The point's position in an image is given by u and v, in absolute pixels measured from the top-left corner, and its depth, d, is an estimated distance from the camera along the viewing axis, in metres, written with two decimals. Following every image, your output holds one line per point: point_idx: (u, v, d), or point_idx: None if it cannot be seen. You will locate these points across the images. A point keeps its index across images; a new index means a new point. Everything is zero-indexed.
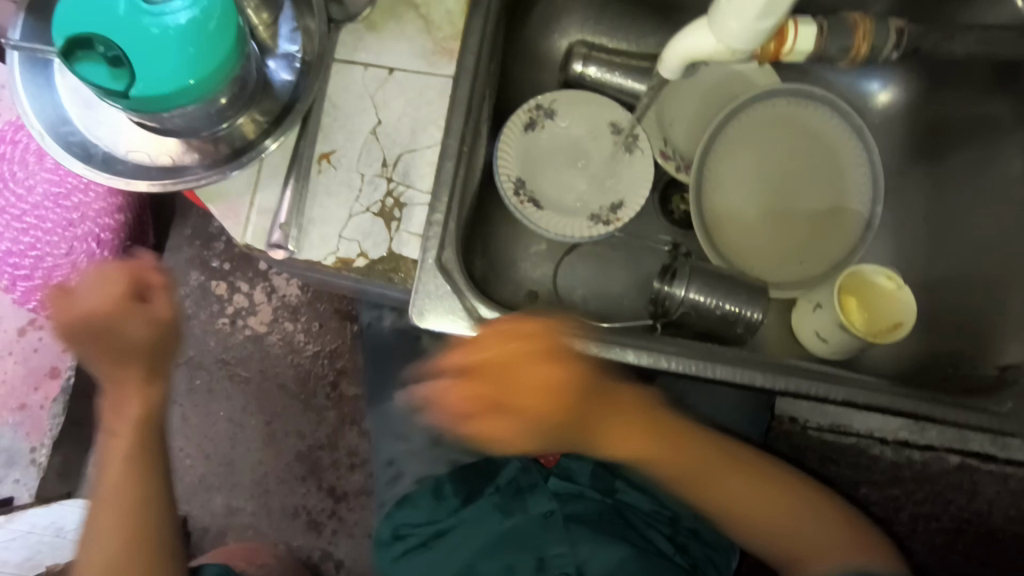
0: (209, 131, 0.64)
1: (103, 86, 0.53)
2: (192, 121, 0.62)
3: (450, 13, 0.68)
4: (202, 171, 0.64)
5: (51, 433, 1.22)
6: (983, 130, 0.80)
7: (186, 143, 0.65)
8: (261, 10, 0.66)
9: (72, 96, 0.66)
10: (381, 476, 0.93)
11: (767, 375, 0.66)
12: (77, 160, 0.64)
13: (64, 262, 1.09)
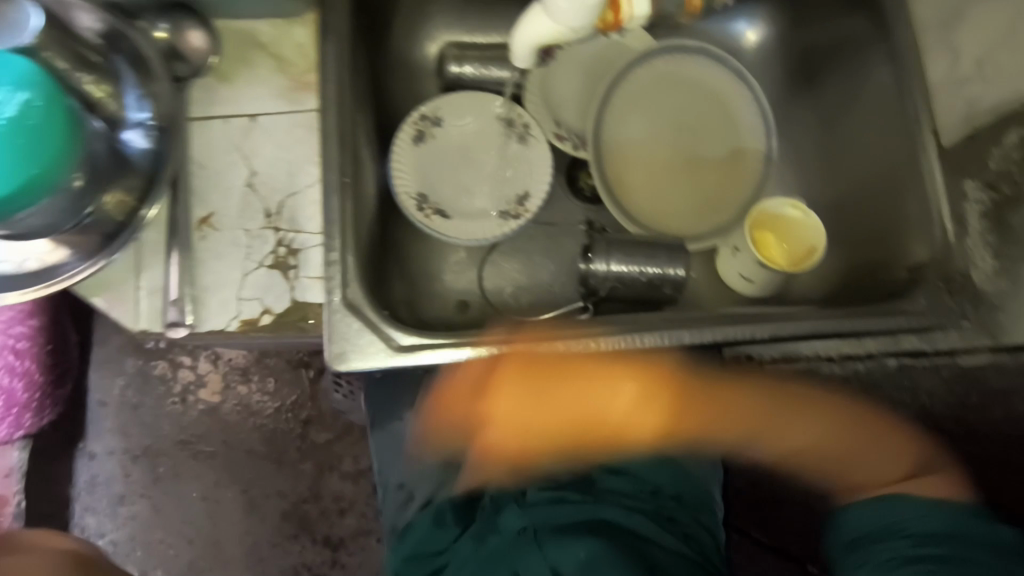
0: (73, 223, 0.59)
1: None
2: (51, 216, 0.57)
3: (301, 46, 0.67)
4: (74, 264, 0.59)
5: None
6: (846, 48, 0.81)
7: (53, 242, 0.60)
8: (100, 82, 0.62)
9: None
10: (389, 505, 0.86)
11: (694, 331, 0.70)
12: None
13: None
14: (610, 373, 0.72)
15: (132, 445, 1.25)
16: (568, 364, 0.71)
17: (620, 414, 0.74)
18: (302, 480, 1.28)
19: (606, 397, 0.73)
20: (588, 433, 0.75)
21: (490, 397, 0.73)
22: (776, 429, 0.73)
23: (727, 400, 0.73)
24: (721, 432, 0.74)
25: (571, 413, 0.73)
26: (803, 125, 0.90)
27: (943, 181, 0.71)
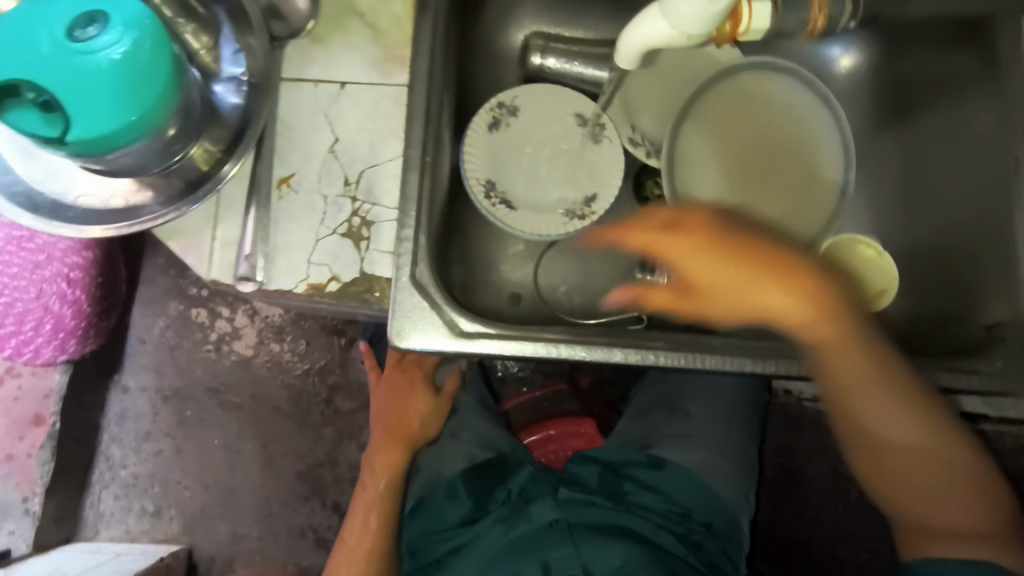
0: (161, 166, 0.62)
1: (39, 134, 0.51)
2: (141, 160, 0.59)
3: (397, 18, 0.67)
4: (158, 208, 0.62)
5: (42, 480, 1.19)
6: (949, 85, 0.78)
7: (138, 182, 0.63)
8: (200, 32, 0.63)
9: (11, 145, 0.63)
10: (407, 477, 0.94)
11: (760, 359, 0.65)
12: (24, 210, 0.61)
13: (35, 304, 1.11)
14: (756, 267, 0.59)
15: (164, 385, 1.30)
16: (740, 253, 0.58)
17: (770, 308, 0.60)
18: (322, 443, 1.30)
19: (735, 283, 0.59)
20: (778, 306, 0.59)
21: (650, 229, 0.60)
22: (862, 375, 0.62)
23: (844, 377, 0.62)
24: (835, 360, 0.61)
25: (712, 291, 0.59)
26: (887, 162, 0.86)
27: None
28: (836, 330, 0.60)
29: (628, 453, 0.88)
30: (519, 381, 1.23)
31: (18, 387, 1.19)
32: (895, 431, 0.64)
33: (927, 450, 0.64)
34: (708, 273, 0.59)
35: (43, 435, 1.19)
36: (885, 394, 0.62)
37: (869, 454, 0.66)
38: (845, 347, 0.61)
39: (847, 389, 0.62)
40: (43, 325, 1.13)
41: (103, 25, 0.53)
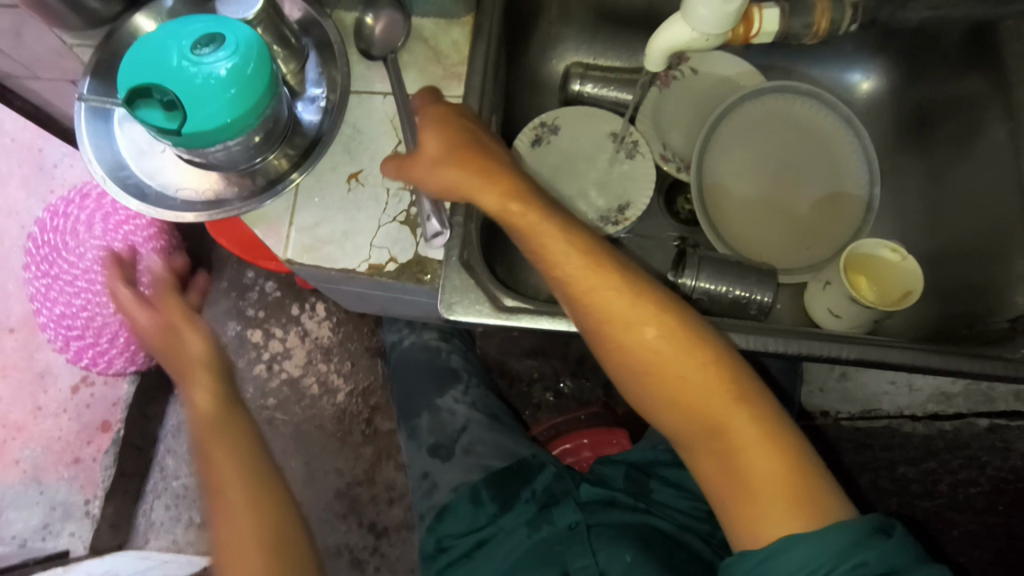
0: (247, 165, 0.72)
1: (159, 126, 0.63)
2: (233, 156, 0.70)
3: (456, 44, 0.77)
4: (240, 201, 0.72)
5: (103, 484, 1.28)
6: (965, 107, 0.82)
7: (225, 178, 0.74)
8: (289, 61, 0.75)
9: (129, 146, 0.75)
10: (416, 489, 0.98)
11: (780, 340, 0.69)
12: (134, 199, 0.72)
13: (112, 319, 1.28)
14: (682, 334, 0.64)
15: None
16: (639, 291, 0.66)
17: (666, 372, 0.64)
18: (361, 462, 1.36)
19: (657, 333, 0.65)
20: (642, 342, 0.65)
21: (441, 127, 0.68)
22: (686, 418, 0.64)
23: (695, 424, 0.64)
24: (686, 405, 0.64)
25: (629, 328, 0.65)
26: (908, 178, 0.91)
27: None
28: (731, 404, 0.63)
29: (654, 453, 0.94)
30: (553, 407, 1.28)
31: (91, 394, 1.32)
32: (778, 520, 0.58)
33: (744, 502, 0.60)
34: (495, 199, 0.66)
35: (109, 440, 1.31)
36: (730, 416, 0.62)
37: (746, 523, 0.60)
38: (739, 410, 0.62)
39: (711, 441, 0.63)
40: (117, 337, 1.29)
41: (217, 46, 0.64)
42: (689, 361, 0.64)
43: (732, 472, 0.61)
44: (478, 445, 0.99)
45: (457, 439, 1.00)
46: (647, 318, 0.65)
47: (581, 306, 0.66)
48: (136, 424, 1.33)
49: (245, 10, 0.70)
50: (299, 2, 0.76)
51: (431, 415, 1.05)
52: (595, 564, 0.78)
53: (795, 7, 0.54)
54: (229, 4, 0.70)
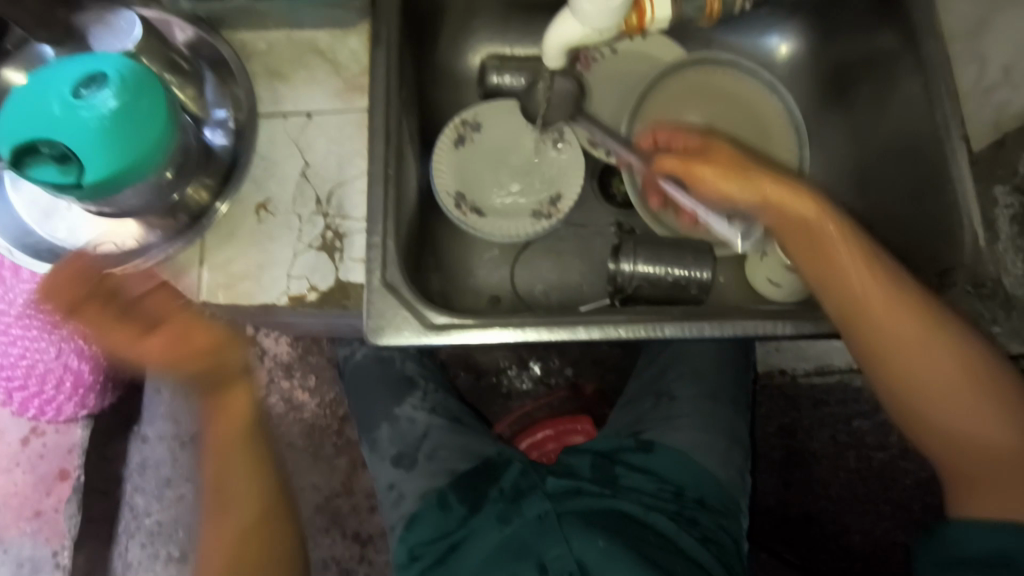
0: (163, 205, 0.67)
1: (55, 182, 0.56)
2: (146, 201, 0.65)
3: (354, 52, 0.73)
4: (163, 245, 0.68)
5: (72, 533, 1.20)
6: (885, 64, 0.80)
7: (144, 224, 0.69)
8: (185, 84, 0.69)
9: (29, 210, 0.69)
10: (385, 504, 0.93)
11: (715, 324, 0.71)
12: (49, 265, 0.67)
13: (54, 363, 1.05)
14: (931, 326, 0.64)
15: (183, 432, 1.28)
16: (899, 289, 0.65)
17: (920, 372, 0.64)
18: (336, 474, 1.29)
19: (894, 329, 0.65)
20: (887, 338, 0.65)
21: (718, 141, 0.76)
22: (948, 410, 0.64)
23: (934, 417, 0.65)
24: (940, 402, 0.64)
25: (878, 326, 0.65)
26: (835, 138, 0.90)
27: (972, 184, 0.70)
28: (983, 394, 0.63)
29: (617, 440, 0.92)
30: (523, 395, 1.24)
31: (43, 444, 1.16)
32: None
33: (987, 489, 0.62)
34: (779, 183, 0.70)
35: (68, 488, 1.18)
36: (982, 404, 0.63)
37: (968, 491, 0.63)
38: (993, 399, 0.63)
39: (950, 432, 0.64)
40: (64, 383, 1.09)
41: (102, 84, 0.57)
42: (880, 308, 0.65)
43: (937, 430, 0.65)
44: (442, 450, 0.94)
45: (420, 445, 0.94)
46: (854, 262, 0.66)
47: (818, 245, 0.68)
48: (97, 468, 1.24)
49: (123, 42, 0.64)
50: (189, 27, 0.70)
51: (390, 426, 0.98)
52: (565, 548, 0.78)
53: None
54: (103, 38, 0.64)
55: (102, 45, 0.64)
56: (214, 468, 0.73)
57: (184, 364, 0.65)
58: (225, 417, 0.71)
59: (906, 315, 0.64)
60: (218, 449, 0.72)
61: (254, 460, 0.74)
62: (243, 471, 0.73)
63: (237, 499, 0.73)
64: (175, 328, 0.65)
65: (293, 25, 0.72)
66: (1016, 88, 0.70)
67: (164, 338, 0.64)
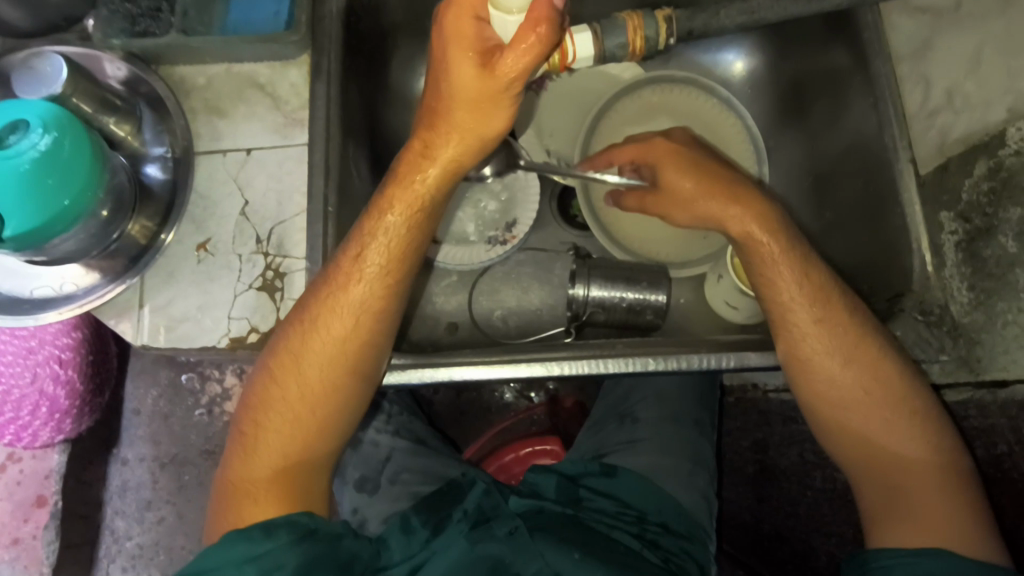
0: (101, 248, 0.67)
1: None
2: (81, 244, 0.65)
3: (294, 86, 0.72)
4: (101, 287, 0.67)
5: (49, 560, 1.15)
6: (833, 84, 0.78)
7: (83, 266, 0.68)
8: (123, 122, 0.69)
9: None
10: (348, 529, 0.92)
11: (660, 359, 0.69)
12: None
13: (29, 389, 1.04)
14: (858, 343, 0.65)
15: (162, 454, 1.25)
16: (825, 301, 0.66)
17: (842, 387, 0.66)
18: None
19: (823, 343, 0.65)
20: (816, 352, 0.65)
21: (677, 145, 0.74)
22: (862, 426, 0.66)
23: (851, 429, 0.66)
24: (859, 417, 0.66)
25: (807, 339, 0.66)
26: (791, 153, 0.88)
27: (921, 210, 0.68)
28: (898, 413, 0.65)
29: (583, 464, 0.88)
30: (504, 408, 1.23)
31: (19, 471, 1.13)
32: (927, 526, 0.61)
33: (891, 508, 0.64)
34: (729, 203, 0.68)
35: (47, 515, 1.15)
36: (894, 422, 0.65)
37: (889, 520, 0.63)
38: (906, 419, 0.65)
39: (866, 446, 0.66)
40: (39, 408, 1.06)
41: (25, 128, 0.57)
42: (825, 339, 0.66)
43: (871, 458, 0.66)
44: (405, 473, 0.94)
45: (382, 470, 0.94)
46: (807, 292, 0.66)
47: (762, 280, 0.67)
48: (75, 492, 1.21)
49: (50, 85, 0.63)
50: (121, 62, 0.69)
51: (354, 450, 0.95)
52: (542, 564, 0.73)
53: (605, 29, 0.54)
54: (30, 83, 0.63)
55: (28, 90, 0.63)
56: (303, 409, 0.66)
57: (354, 265, 0.64)
58: (270, 396, 0.66)
59: (846, 347, 0.65)
60: (274, 387, 0.66)
61: (335, 405, 0.67)
62: (293, 413, 0.66)
63: (267, 441, 0.66)
64: (381, 200, 0.64)
65: (231, 58, 0.71)
66: (961, 112, 0.67)
67: (372, 222, 0.64)
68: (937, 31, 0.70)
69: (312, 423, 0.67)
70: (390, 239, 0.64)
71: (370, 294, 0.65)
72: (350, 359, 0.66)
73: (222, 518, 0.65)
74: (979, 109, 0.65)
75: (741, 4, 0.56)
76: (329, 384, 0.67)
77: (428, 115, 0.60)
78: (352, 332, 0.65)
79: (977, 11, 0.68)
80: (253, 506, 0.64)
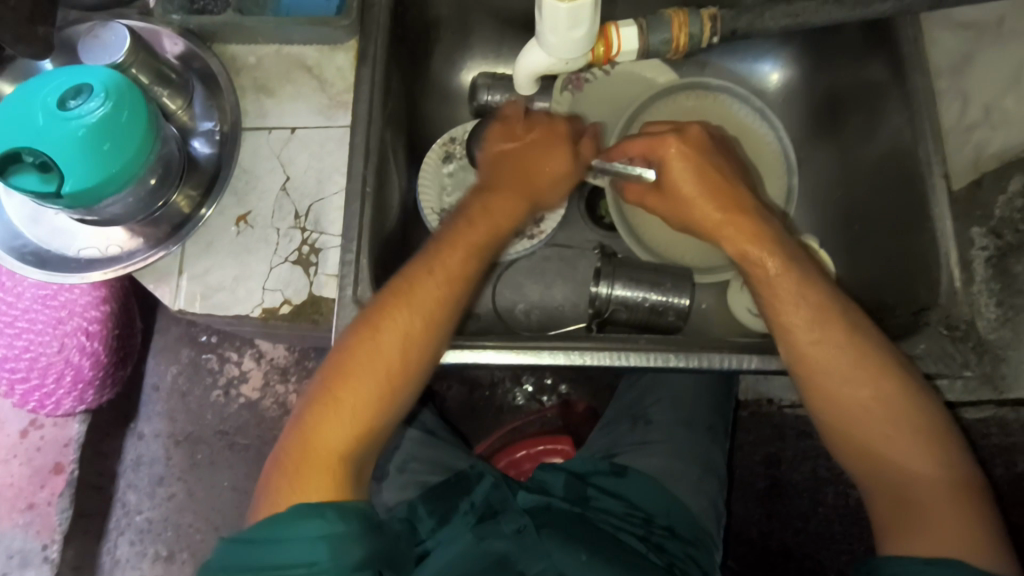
0: (146, 214, 0.69)
1: (36, 191, 0.58)
2: (129, 208, 0.67)
3: (341, 70, 0.74)
4: (144, 251, 0.69)
5: (61, 529, 1.17)
6: (869, 97, 0.79)
7: (129, 230, 0.70)
8: (175, 96, 0.71)
9: (20, 212, 0.70)
10: None
11: (682, 356, 0.70)
12: (34, 267, 0.68)
13: (55, 359, 1.06)
14: (861, 357, 0.64)
15: (178, 430, 1.27)
16: (825, 314, 0.65)
17: (846, 403, 0.64)
18: None
19: (824, 356, 0.64)
20: (819, 365, 0.64)
21: (687, 146, 0.71)
22: (869, 438, 0.63)
23: (859, 443, 0.64)
24: (867, 431, 0.63)
25: (808, 353, 0.64)
26: (822, 166, 0.88)
27: (951, 224, 0.68)
28: (904, 428, 0.63)
29: (592, 463, 0.89)
30: (516, 408, 1.24)
31: (41, 436, 1.16)
32: (944, 537, 0.59)
33: (902, 518, 0.61)
34: (716, 208, 0.69)
35: (63, 482, 1.17)
36: (900, 436, 0.63)
37: (901, 531, 0.61)
38: (913, 433, 0.63)
39: (875, 462, 0.63)
40: (63, 377, 1.09)
41: (87, 93, 0.60)
42: (826, 347, 0.64)
43: (879, 470, 0.63)
44: (415, 462, 0.93)
45: (394, 455, 0.94)
46: (806, 299, 0.65)
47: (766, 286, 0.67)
48: (91, 462, 1.23)
49: (112, 54, 0.66)
50: (178, 37, 0.72)
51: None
52: (549, 563, 0.73)
53: (651, 24, 0.56)
54: (92, 51, 0.66)
55: (91, 57, 0.66)
56: (370, 400, 0.62)
57: (439, 263, 0.66)
58: (343, 374, 0.62)
59: (846, 356, 0.64)
60: (342, 375, 0.62)
61: (400, 395, 0.64)
62: (370, 388, 0.62)
63: (330, 425, 0.61)
64: (467, 214, 0.69)
65: (282, 40, 0.74)
66: (999, 128, 0.67)
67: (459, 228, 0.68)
68: (976, 47, 0.70)
69: (374, 412, 0.63)
70: (469, 243, 0.68)
71: (448, 290, 0.66)
72: (417, 349, 0.64)
73: (279, 485, 0.60)
74: (1017, 125, 0.66)
75: (784, 8, 0.57)
76: (409, 361, 0.64)
77: (509, 160, 0.74)
78: (425, 326, 0.64)
79: (1019, 28, 0.68)
80: (315, 478, 0.59)
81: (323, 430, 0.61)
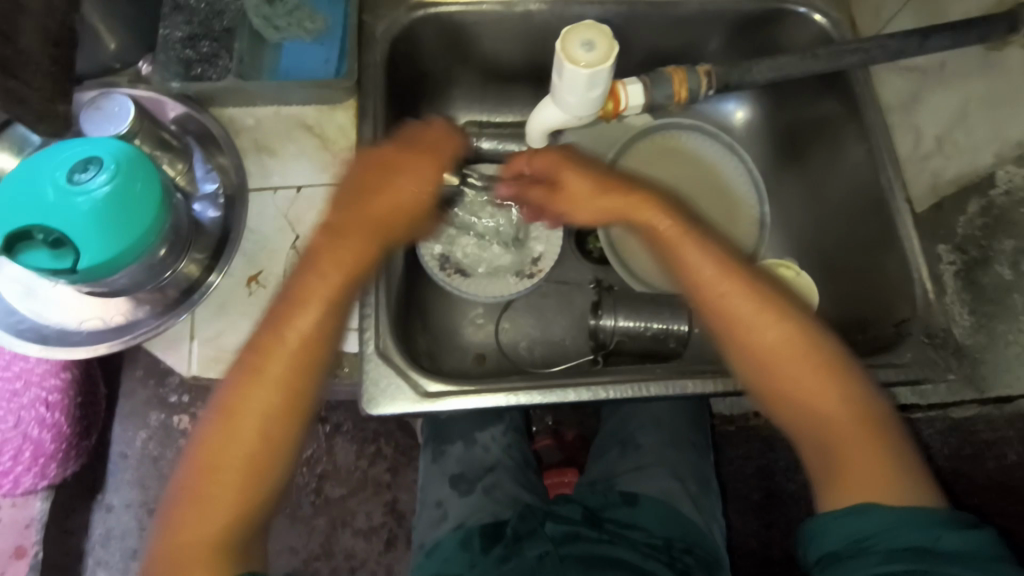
0: (155, 282, 0.68)
1: (49, 268, 0.57)
2: (137, 278, 0.66)
3: (342, 127, 0.76)
4: (153, 320, 0.68)
5: None
6: (827, 127, 0.86)
7: (135, 299, 0.69)
8: (176, 161, 0.72)
9: (13, 287, 0.68)
10: (424, 520, 0.87)
11: (697, 381, 0.74)
12: (33, 343, 0.66)
13: (11, 433, 0.94)
14: (772, 323, 0.64)
15: (151, 498, 1.11)
16: (735, 273, 0.67)
17: (767, 352, 0.64)
18: (314, 535, 1.15)
19: (744, 323, 0.65)
20: (738, 318, 0.65)
21: None
22: (793, 393, 0.63)
23: (792, 405, 0.63)
24: (797, 390, 0.63)
25: (725, 313, 0.66)
26: (793, 197, 0.94)
27: (918, 242, 0.75)
28: (825, 379, 0.63)
29: (601, 495, 0.84)
30: None
31: None
32: (871, 486, 0.58)
33: (831, 463, 0.61)
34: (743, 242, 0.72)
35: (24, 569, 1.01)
36: (822, 386, 0.63)
37: (835, 482, 0.60)
38: (830, 383, 0.63)
39: (798, 417, 0.63)
40: (21, 453, 0.96)
41: (98, 165, 0.59)
42: (739, 307, 0.66)
43: (803, 425, 0.63)
44: (499, 489, 0.87)
45: (480, 474, 0.89)
46: (719, 264, 0.67)
47: (681, 257, 0.68)
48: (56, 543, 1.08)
49: (116, 125, 0.66)
50: (178, 104, 0.73)
51: (465, 445, 0.92)
52: None
53: (654, 81, 0.60)
54: (96, 122, 0.67)
55: (95, 128, 0.66)
56: (257, 430, 0.59)
57: (312, 288, 0.63)
58: (222, 434, 0.59)
59: (759, 313, 0.65)
60: (224, 439, 0.59)
61: (287, 432, 0.60)
62: (231, 457, 0.58)
63: (224, 467, 0.58)
64: (338, 231, 0.66)
65: (281, 101, 0.75)
66: (951, 157, 0.74)
67: (327, 249, 0.65)
68: (922, 88, 0.78)
69: (267, 452, 0.59)
70: (345, 262, 0.65)
71: (329, 313, 0.63)
72: (304, 382, 0.61)
73: (165, 531, 0.58)
74: (966, 154, 0.72)
75: (769, 63, 0.64)
76: (292, 396, 0.60)
77: (376, 170, 0.69)
78: (308, 357, 0.61)
79: None
80: (191, 531, 0.57)
81: (172, 524, 0.57)
